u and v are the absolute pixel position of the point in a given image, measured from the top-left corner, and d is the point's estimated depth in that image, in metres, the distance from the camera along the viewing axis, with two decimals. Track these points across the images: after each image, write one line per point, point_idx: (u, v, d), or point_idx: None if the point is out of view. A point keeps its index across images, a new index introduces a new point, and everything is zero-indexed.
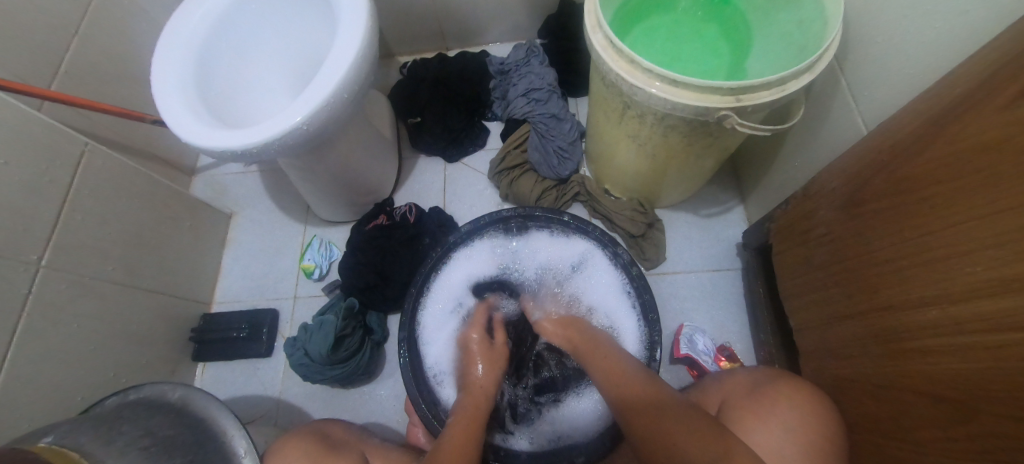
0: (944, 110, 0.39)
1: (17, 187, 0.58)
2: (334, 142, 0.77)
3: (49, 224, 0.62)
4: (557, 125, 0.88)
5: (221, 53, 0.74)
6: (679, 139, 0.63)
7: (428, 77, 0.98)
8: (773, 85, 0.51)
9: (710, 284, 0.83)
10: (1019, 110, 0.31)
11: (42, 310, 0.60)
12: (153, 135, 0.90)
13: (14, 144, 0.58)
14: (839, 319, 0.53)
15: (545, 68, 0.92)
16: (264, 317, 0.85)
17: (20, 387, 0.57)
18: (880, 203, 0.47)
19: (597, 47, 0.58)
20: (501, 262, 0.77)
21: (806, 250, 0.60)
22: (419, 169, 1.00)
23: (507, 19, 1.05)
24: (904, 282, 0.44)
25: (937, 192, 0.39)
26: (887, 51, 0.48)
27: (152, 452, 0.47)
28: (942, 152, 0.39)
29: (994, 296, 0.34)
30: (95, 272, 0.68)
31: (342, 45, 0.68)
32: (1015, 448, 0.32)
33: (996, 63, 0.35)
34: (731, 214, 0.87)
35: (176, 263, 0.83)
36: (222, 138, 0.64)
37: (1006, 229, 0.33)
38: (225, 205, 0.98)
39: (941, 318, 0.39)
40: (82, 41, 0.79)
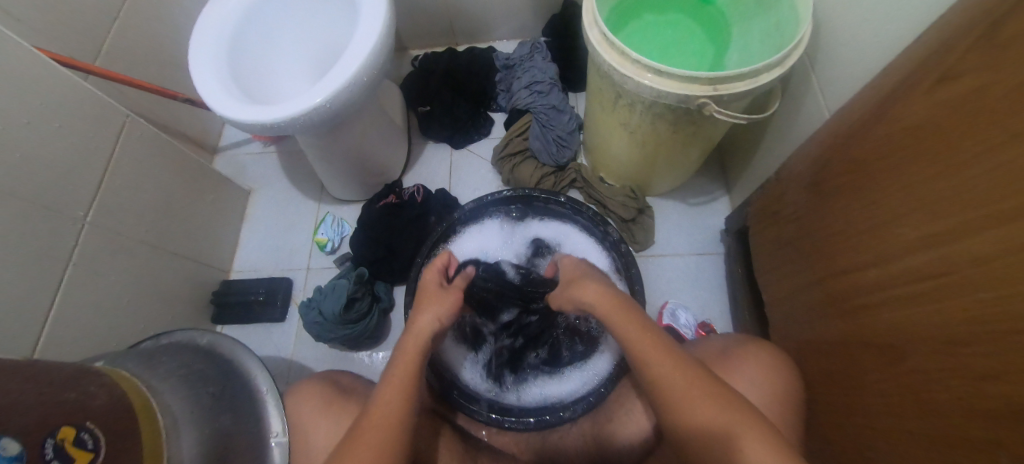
0: (884, 97, 0.46)
1: (68, 150, 0.65)
2: (351, 123, 0.84)
3: (93, 185, 0.69)
4: (557, 116, 0.95)
5: (251, 39, 0.81)
6: (666, 127, 0.70)
7: (438, 69, 1.05)
8: (746, 76, 0.58)
9: (695, 267, 0.89)
10: (948, 89, 0.38)
11: (84, 262, 0.67)
12: (181, 114, 0.97)
13: (68, 111, 0.65)
14: (803, 287, 0.60)
15: (547, 63, 0.99)
16: (279, 285, 0.92)
17: (64, 327, 0.64)
18: (836, 181, 0.53)
19: (593, 42, 0.65)
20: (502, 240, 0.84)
21: (777, 228, 0.66)
22: (427, 154, 1.07)
23: (514, 17, 1.12)
24: (853, 248, 0.50)
25: (879, 167, 0.46)
26: (848, 48, 0.55)
27: (189, 380, 0.52)
28: (884, 132, 0.45)
29: (922, 251, 0.41)
30: (129, 232, 0.75)
31: (363, 33, 0.75)
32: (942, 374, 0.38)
33: (921, 56, 0.41)
34: (717, 203, 0.93)
35: (199, 231, 0.89)
36: (253, 113, 0.70)
37: (933, 193, 0.39)
38: (244, 182, 1.05)
39: (881, 276, 0.46)
40: (122, 24, 0.86)
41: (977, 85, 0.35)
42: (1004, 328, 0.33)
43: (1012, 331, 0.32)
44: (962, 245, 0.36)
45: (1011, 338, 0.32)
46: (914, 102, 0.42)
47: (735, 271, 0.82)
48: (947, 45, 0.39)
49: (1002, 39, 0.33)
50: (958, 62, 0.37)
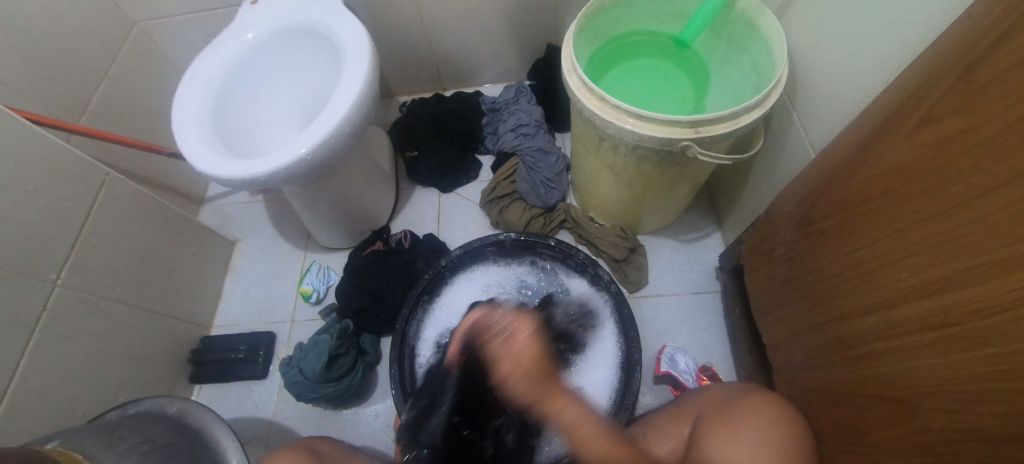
0: (866, 138, 0.45)
1: (43, 211, 0.64)
2: (336, 172, 0.84)
3: (67, 245, 0.67)
4: (544, 158, 0.95)
5: (236, 94, 0.82)
6: (651, 168, 0.69)
7: (425, 114, 1.06)
8: (726, 118, 0.58)
9: (692, 306, 0.86)
10: (926, 135, 0.38)
11: (54, 326, 0.65)
12: (166, 166, 0.97)
13: (46, 173, 0.64)
14: (802, 331, 0.57)
15: (533, 106, 1.00)
16: (261, 339, 0.88)
17: (26, 398, 0.60)
18: (828, 222, 0.51)
19: (572, 88, 0.65)
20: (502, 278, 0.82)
21: (771, 267, 0.64)
22: (415, 198, 1.06)
23: (499, 62, 1.15)
24: (850, 293, 0.48)
25: (867, 210, 0.45)
26: (830, 87, 0.56)
27: (150, 458, 0.50)
28: (869, 174, 0.45)
29: (922, 297, 0.39)
30: (104, 291, 0.73)
31: (348, 84, 0.76)
32: (959, 439, 0.35)
33: (900, 99, 0.41)
34: (710, 238, 0.92)
35: (180, 285, 0.87)
36: (233, 167, 0.70)
37: (925, 238, 0.38)
38: (230, 232, 1.03)
39: (880, 324, 0.44)
40: (110, 83, 0.87)
41: (960, 127, 0.34)
42: (1015, 387, 0.30)
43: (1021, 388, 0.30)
44: (963, 291, 0.34)
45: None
46: (897, 144, 0.41)
47: (732, 311, 0.79)
48: (924, 88, 0.38)
49: (977, 84, 0.33)
50: (937, 107, 0.37)
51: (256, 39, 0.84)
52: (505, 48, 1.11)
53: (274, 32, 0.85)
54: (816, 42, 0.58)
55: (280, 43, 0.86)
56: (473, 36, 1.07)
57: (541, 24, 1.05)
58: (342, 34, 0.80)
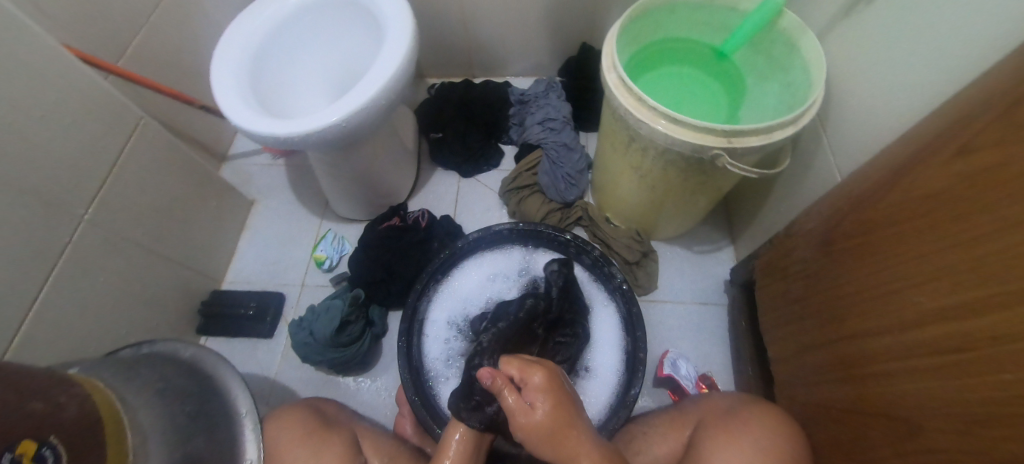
0: (897, 166, 0.47)
1: (78, 146, 0.65)
2: (364, 144, 0.85)
3: (98, 183, 0.68)
4: (567, 154, 0.96)
5: (274, 54, 0.83)
6: (677, 174, 0.71)
7: (454, 98, 1.07)
8: (760, 132, 0.59)
9: (697, 316, 0.87)
10: (959, 165, 0.39)
11: (76, 261, 0.66)
12: (194, 119, 0.98)
13: (85, 110, 0.65)
14: (810, 348, 0.59)
15: (561, 102, 1.01)
16: (272, 300, 0.89)
17: (43, 328, 0.62)
18: (850, 242, 0.52)
19: (610, 86, 0.66)
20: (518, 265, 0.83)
21: (784, 284, 0.66)
22: (435, 180, 1.07)
23: (531, 56, 1.16)
24: (865, 314, 0.49)
25: (892, 233, 0.46)
26: (864, 114, 0.57)
27: (166, 394, 0.50)
28: (898, 198, 0.46)
29: (943, 321, 0.39)
30: (127, 233, 0.74)
31: (387, 58, 0.77)
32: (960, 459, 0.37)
33: (937, 129, 0.42)
34: (721, 252, 0.93)
35: (197, 238, 0.88)
36: (267, 125, 0.71)
37: (948, 264, 0.39)
38: (249, 192, 1.04)
39: (894, 344, 0.45)
40: (150, 31, 0.88)
41: (998, 159, 0.35)
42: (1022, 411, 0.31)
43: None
44: (985, 318, 0.35)
45: None
46: (931, 170, 0.42)
47: (737, 323, 0.81)
48: (962, 121, 0.40)
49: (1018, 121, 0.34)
50: (974, 138, 0.38)
51: (301, 2, 0.85)
52: (540, 42, 1.12)
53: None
54: (854, 67, 0.59)
55: (324, 9, 0.86)
56: (509, 27, 1.08)
57: (578, 22, 1.06)
58: (386, 7, 0.81)
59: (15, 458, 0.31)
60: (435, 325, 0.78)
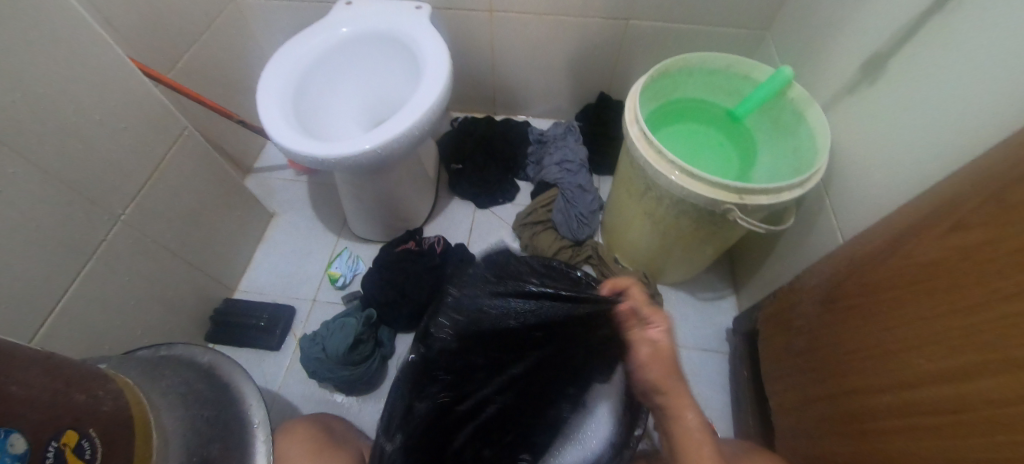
0: (897, 234, 0.51)
1: (127, 149, 0.68)
2: (391, 169, 0.89)
3: (139, 185, 0.72)
4: (581, 195, 1.00)
5: (317, 79, 0.89)
6: (688, 223, 0.75)
7: (476, 132, 1.13)
8: (770, 192, 0.64)
9: (699, 362, 0.89)
10: (954, 239, 0.43)
11: (106, 259, 0.68)
12: (227, 131, 1.03)
13: (139, 117, 0.69)
14: (812, 402, 0.60)
15: (578, 145, 1.07)
16: (283, 312, 0.90)
17: (66, 321, 0.63)
18: (852, 301, 0.56)
19: (631, 137, 0.71)
20: None
21: (787, 337, 0.68)
22: (451, 208, 1.11)
23: (551, 100, 1.23)
24: (867, 371, 0.52)
25: (894, 296, 0.49)
26: (866, 183, 0.62)
27: (188, 398, 0.50)
28: (898, 264, 0.50)
29: (939, 383, 0.42)
30: (157, 235, 0.76)
31: (424, 93, 0.83)
32: None
33: (933, 205, 0.47)
34: (724, 300, 0.96)
35: (218, 245, 0.90)
36: (307, 146, 0.75)
37: (947, 330, 0.42)
38: (271, 205, 1.08)
39: (894, 402, 0.47)
40: (200, 48, 0.95)
41: (989, 236, 0.40)
42: None
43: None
44: (979, 382, 0.38)
45: None
46: (929, 242, 0.46)
47: (739, 372, 0.82)
48: (955, 201, 0.44)
49: (1004, 206, 0.39)
50: (968, 215, 0.42)
51: (348, 34, 0.91)
52: (561, 88, 1.19)
53: (364, 32, 0.92)
54: (858, 139, 0.65)
55: (369, 43, 0.93)
56: (534, 72, 1.16)
57: (598, 73, 1.14)
58: (427, 47, 0.88)
59: (60, 447, 0.30)
60: None
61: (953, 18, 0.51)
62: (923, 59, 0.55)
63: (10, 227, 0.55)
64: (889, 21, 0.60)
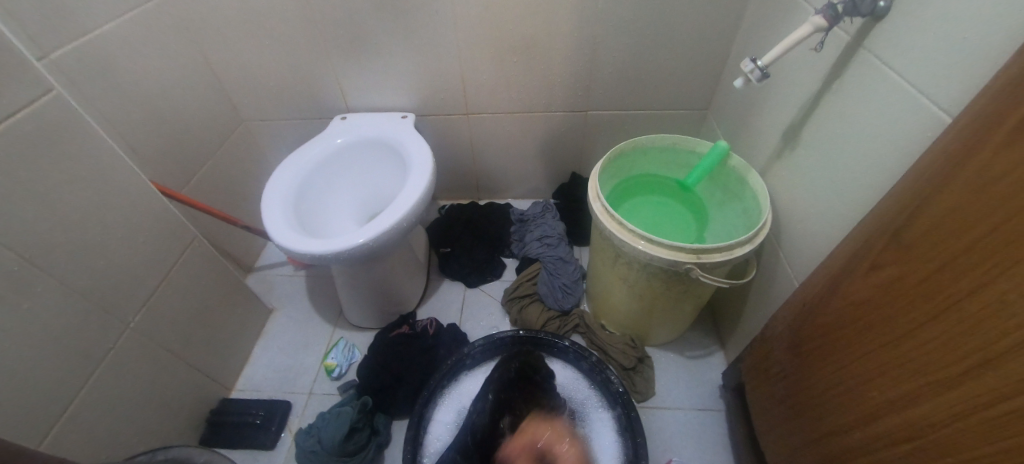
0: (830, 277, 0.57)
1: (141, 259, 0.76)
2: (384, 258, 0.97)
3: (150, 290, 0.78)
4: (563, 266, 1.07)
5: (316, 185, 0.99)
6: (660, 284, 0.80)
7: (462, 217, 1.23)
8: (723, 249, 0.71)
9: (698, 423, 0.89)
10: (873, 278, 0.50)
11: (112, 365, 0.71)
12: (232, 236, 1.12)
13: (154, 230, 0.77)
14: (801, 449, 0.61)
15: (556, 221, 1.17)
16: (279, 407, 0.91)
17: (68, 431, 0.65)
18: (813, 343, 0.60)
19: (596, 212, 0.80)
20: None
21: (768, 385, 0.71)
22: (443, 289, 1.16)
23: (529, 183, 1.36)
24: (836, 409, 0.54)
25: (840, 334, 0.54)
26: (806, 234, 0.70)
27: None
28: (837, 305, 0.55)
29: (894, 412, 0.46)
30: (161, 338, 0.80)
31: (412, 187, 0.93)
32: None
33: (851, 249, 0.54)
34: (713, 357, 0.98)
35: (219, 344, 0.94)
36: (308, 244, 0.83)
37: (889, 360, 0.47)
38: (270, 301, 1.13)
39: (866, 438, 0.49)
40: (211, 165, 1.08)
41: (900, 271, 0.46)
42: None
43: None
44: (929, 405, 0.42)
45: None
46: (855, 282, 0.52)
47: (735, 429, 0.82)
48: (866, 245, 0.51)
49: (903, 244, 0.46)
50: (878, 254, 0.49)
51: (342, 145, 1.05)
52: (535, 172, 1.32)
53: (357, 142, 1.06)
54: (793, 196, 0.74)
55: (361, 151, 1.06)
56: (510, 160, 1.29)
57: (567, 157, 1.27)
58: (413, 150, 1.01)
59: None
60: (443, 421, 0.83)
61: (839, 97, 0.63)
62: (825, 128, 0.66)
63: (31, 338, 0.60)
64: (795, 99, 0.73)
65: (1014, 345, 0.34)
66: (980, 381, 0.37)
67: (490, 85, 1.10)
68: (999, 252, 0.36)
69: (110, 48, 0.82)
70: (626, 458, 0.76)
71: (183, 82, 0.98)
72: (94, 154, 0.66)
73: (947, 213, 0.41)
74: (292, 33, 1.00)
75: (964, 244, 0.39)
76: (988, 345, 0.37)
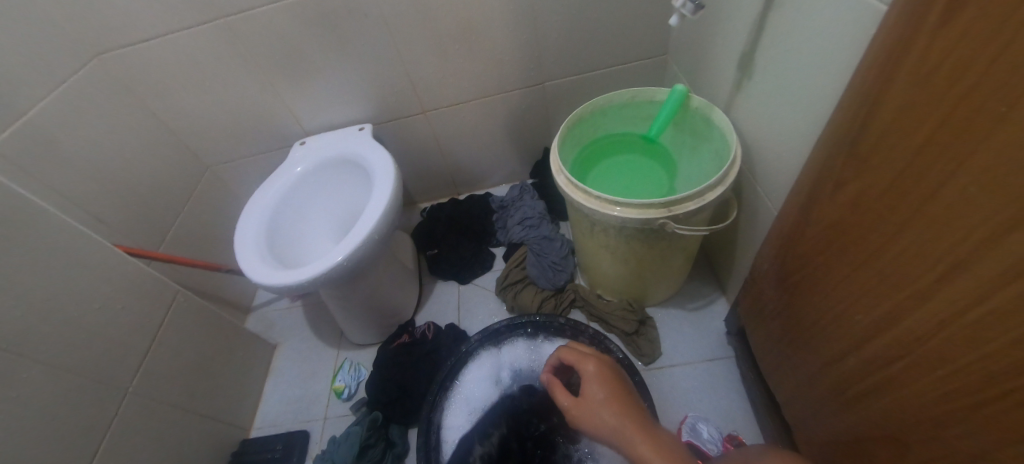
0: (802, 204, 0.54)
1: (125, 325, 0.76)
2: (367, 273, 0.96)
3: (142, 353, 0.78)
4: (549, 245, 1.05)
5: (287, 216, 0.99)
6: (640, 245, 0.78)
7: (443, 216, 1.21)
8: (693, 196, 0.68)
9: (709, 374, 0.87)
10: (841, 196, 0.47)
11: (119, 432, 0.72)
12: (221, 281, 1.13)
13: (133, 294, 0.78)
14: (805, 383, 0.60)
15: (535, 200, 1.15)
16: (297, 437, 0.93)
17: None
18: (798, 275, 0.57)
19: (561, 186, 0.77)
20: (527, 353, 0.88)
21: (765, 324, 0.69)
22: (437, 290, 1.16)
23: (504, 167, 1.33)
24: (831, 337, 0.52)
25: (820, 260, 0.52)
26: (775, 163, 0.66)
27: None
28: (812, 232, 0.53)
29: (884, 332, 0.43)
30: (165, 396, 0.81)
31: (378, 198, 0.91)
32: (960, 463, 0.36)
33: (815, 170, 0.51)
34: (715, 304, 0.96)
35: (228, 389, 0.95)
36: (284, 276, 0.82)
37: (869, 279, 0.44)
38: (272, 336, 1.14)
39: (862, 363, 0.47)
40: (184, 218, 1.08)
41: (864, 185, 0.43)
42: (986, 398, 0.33)
43: (987, 400, 0.33)
44: (913, 319, 0.39)
45: (998, 414, 0.32)
46: (824, 204, 0.50)
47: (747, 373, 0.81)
48: (828, 163, 0.48)
49: (861, 157, 0.43)
50: (841, 171, 0.46)
51: (305, 171, 1.04)
52: (508, 155, 1.30)
53: (319, 166, 1.05)
54: (759, 127, 0.70)
55: (325, 173, 1.06)
56: (479, 150, 1.27)
57: (536, 133, 1.24)
58: (374, 160, 0.99)
59: None
60: (455, 417, 0.82)
61: (782, 12, 0.59)
62: (774, 49, 0.62)
63: (28, 426, 0.60)
64: (742, 24, 0.68)
65: (980, 246, 0.32)
66: (956, 287, 0.34)
67: (438, 78, 1.07)
68: (952, 147, 0.33)
69: (52, 124, 0.82)
70: None
71: (135, 141, 0.98)
72: (47, 234, 0.65)
73: (895, 117, 0.38)
74: (228, 69, 0.99)
75: (917, 144, 0.36)
76: (956, 249, 0.34)
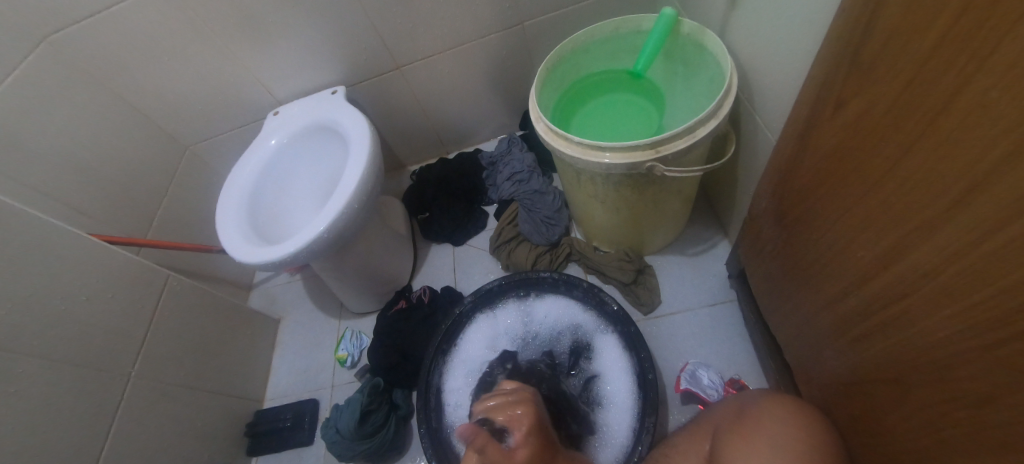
0: (801, 132, 0.48)
1: (118, 313, 0.76)
2: (354, 242, 0.93)
3: (141, 339, 0.79)
4: (541, 199, 1.00)
5: (268, 191, 0.96)
6: (631, 191, 0.73)
7: (431, 178, 1.17)
8: (683, 134, 0.62)
9: (710, 318, 0.85)
10: (843, 118, 0.41)
11: (129, 414, 0.74)
12: (216, 262, 1.13)
13: (122, 283, 0.78)
14: (805, 324, 0.56)
15: (524, 153, 1.08)
16: (308, 406, 0.96)
17: None
18: (797, 210, 0.52)
19: (541, 134, 0.71)
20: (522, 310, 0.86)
21: (764, 265, 0.65)
22: (432, 254, 1.14)
23: (492, 120, 1.26)
24: (831, 276, 0.48)
25: (820, 193, 0.46)
26: (773, 87, 0.59)
27: None
28: (812, 162, 0.47)
29: (888, 267, 0.38)
30: (172, 377, 0.83)
31: (354, 164, 0.87)
32: (964, 403, 0.33)
33: (815, 90, 0.44)
34: (717, 247, 0.92)
35: (235, 366, 0.98)
36: (266, 252, 0.80)
37: (874, 209, 0.39)
38: (275, 311, 1.15)
39: (864, 301, 0.43)
40: (168, 202, 1.07)
41: (869, 100, 0.37)
42: (998, 336, 0.29)
43: (998, 339, 0.29)
44: (920, 250, 0.34)
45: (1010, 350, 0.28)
46: (824, 129, 0.44)
47: (749, 316, 0.78)
48: (829, 80, 0.42)
49: (865, 68, 0.37)
50: (843, 86, 0.40)
51: (281, 143, 1.00)
52: (495, 107, 1.22)
53: (295, 135, 1.01)
54: (756, 47, 0.62)
55: (302, 142, 1.01)
56: (463, 104, 1.19)
57: (521, 80, 1.16)
58: (349, 125, 0.94)
59: None
60: (454, 378, 0.82)
61: None
62: None
63: (34, 418, 0.62)
64: None
65: (1003, 161, 0.26)
66: (971, 210, 0.29)
67: (408, 29, 0.98)
68: (971, 41, 0.27)
69: (10, 115, 0.78)
70: (636, 375, 0.74)
71: (104, 126, 0.94)
72: (15, 230, 0.64)
73: (905, 11, 0.31)
74: (183, 40, 0.92)
75: (930, 43, 0.30)
76: (975, 165, 0.28)
